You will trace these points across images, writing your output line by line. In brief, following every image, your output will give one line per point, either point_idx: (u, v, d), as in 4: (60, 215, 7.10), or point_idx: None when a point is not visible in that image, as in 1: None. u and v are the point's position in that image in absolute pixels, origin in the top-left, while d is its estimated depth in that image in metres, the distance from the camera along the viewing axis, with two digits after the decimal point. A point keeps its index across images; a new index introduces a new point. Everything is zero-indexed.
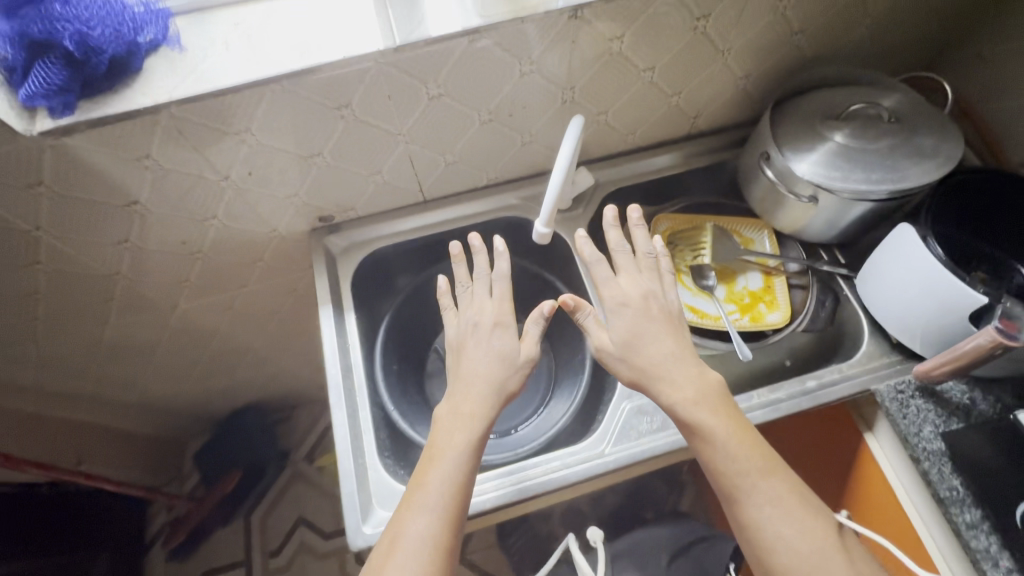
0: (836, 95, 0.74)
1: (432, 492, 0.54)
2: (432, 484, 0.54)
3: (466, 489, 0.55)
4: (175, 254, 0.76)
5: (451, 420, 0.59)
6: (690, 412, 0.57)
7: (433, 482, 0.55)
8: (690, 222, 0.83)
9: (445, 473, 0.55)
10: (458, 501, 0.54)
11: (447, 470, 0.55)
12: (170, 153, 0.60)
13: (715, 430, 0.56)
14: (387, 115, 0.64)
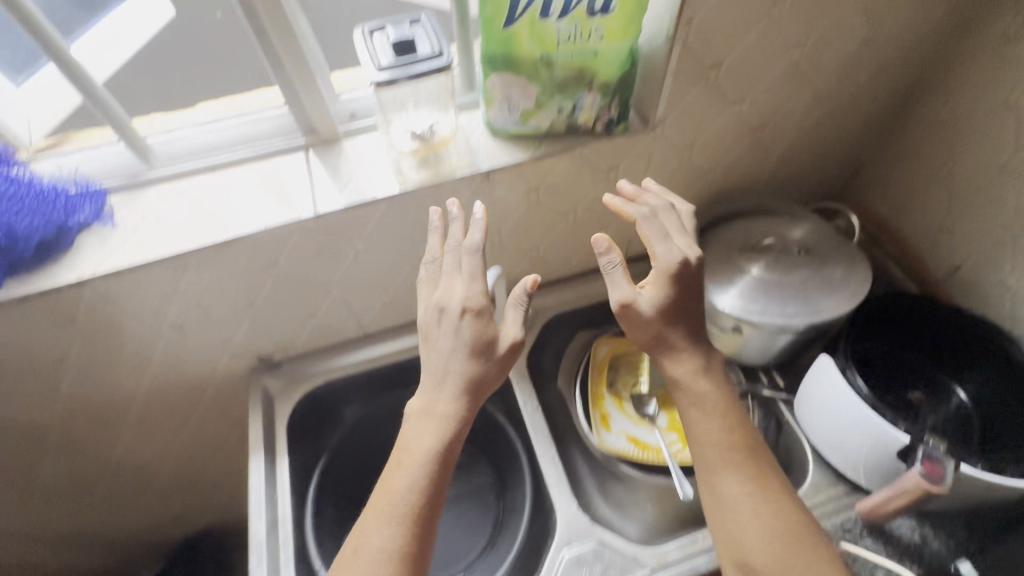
0: (752, 226, 0.78)
1: (377, 532, 0.50)
2: (398, 491, 0.52)
3: (435, 497, 0.53)
4: (111, 400, 0.75)
5: (419, 422, 0.55)
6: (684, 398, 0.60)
7: (380, 523, 0.51)
8: (631, 345, 0.85)
9: (412, 480, 0.52)
10: (414, 535, 0.50)
11: (393, 506, 0.51)
12: (97, 318, 0.61)
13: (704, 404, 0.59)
14: (316, 268, 0.67)
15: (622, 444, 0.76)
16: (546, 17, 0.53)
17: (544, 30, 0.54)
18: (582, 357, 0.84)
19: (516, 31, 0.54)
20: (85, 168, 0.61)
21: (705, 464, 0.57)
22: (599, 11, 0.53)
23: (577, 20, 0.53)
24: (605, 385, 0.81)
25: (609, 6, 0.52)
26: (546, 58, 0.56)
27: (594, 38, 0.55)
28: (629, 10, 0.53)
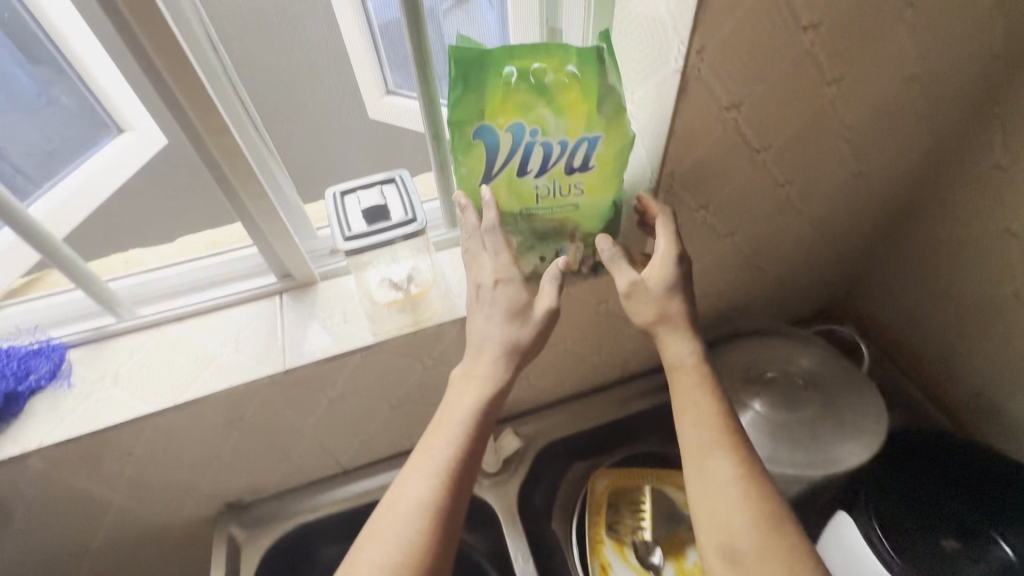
0: (755, 352, 0.73)
1: (379, 534, 0.43)
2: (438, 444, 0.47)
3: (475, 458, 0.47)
4: (58, 559, 0.68)
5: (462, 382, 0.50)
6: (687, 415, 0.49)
7: (384, 527, 0.43)
8: (631, 478, 0.77)
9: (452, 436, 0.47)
10: (433, 535, 0.43)
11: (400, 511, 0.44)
12: (42, 483, 0.56)
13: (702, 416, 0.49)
14: (286, 417, 0.62)
15: None
16: (525, 175, 0.52)
17: (523, 187, 0.53)
18: (579, 493, 0.78)
19: (495, 189, 0.53)
20: (43, 321, 0.59)
21: (704, 506, 0.46)
22: (578, 170, 0.52)
23: (556, 178, 0.52)
24: (605, 527, 0.73)
25: (589, 165, 0.52)
26: (525, 213, 0.54)
27: (575, 195, 0.53)
28: (608, 169, 0.52)
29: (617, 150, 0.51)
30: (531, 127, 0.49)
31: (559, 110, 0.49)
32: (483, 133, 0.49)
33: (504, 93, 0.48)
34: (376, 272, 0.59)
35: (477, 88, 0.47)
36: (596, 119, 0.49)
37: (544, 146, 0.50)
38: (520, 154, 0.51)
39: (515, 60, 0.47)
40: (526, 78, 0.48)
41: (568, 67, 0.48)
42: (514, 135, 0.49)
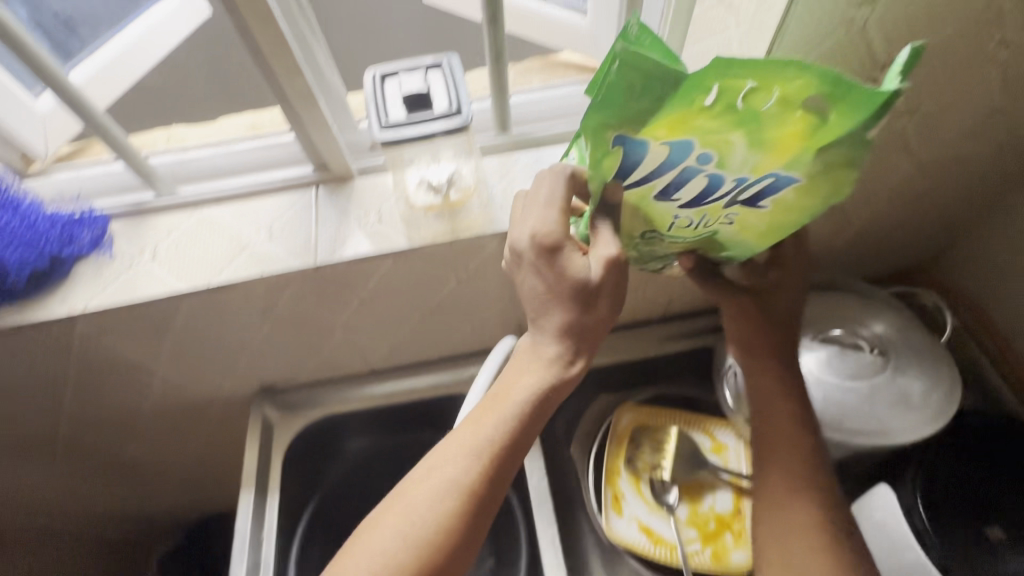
0: (819, 307, 0.66)
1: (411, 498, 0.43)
2: (489, 424, 0.45)
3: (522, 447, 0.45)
4: (116, 415, 0.74)
5: (525, 357, 0.47)
6: (770, 425, 0.56)
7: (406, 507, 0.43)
8: (657, 417, 0.75)
9: (504, 420, 0.45)
10: (460, 518, 0.42)
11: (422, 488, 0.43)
12: (92, 348, 0.59)
13: (792, 435, 0.55)
14: (317, 312, 0.62)
15: (632, 534, 0.68)
16: (668, 201, 0.41)
17: (656, 210, 0.43)
18: (603, 422, 0.76)
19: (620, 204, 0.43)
20: (87, 191, 0.59)
21: (769, 513, 0.53)
22: (740, 211, 0.42)
23: (709, 215, 0.42)
24: (622, 460, 0.72)
25: (761, 206, 0.41)
26: (652, 234, 0.46)
27: (723, 226, 0.44)
28: (783, 217, 0.42)
29: (806, 207, 0.40)
30: (703, 156, 0.37)
31: (757, 142, 0.36)
32: (632, 143, 0.37)
33: (686, 110, 0.34)
34: (416, 172, 0.56)
35: (654, 92, 0.33)
36: (799, 167, 0.37)
37: (711, 179, 0.38)
38: (672, 177, 0.39)
39: (723, 74, 0.32)
40: (733, 98, 0.33)
41: (806, 95, 0.33)
42: (672, 153, 0.37)
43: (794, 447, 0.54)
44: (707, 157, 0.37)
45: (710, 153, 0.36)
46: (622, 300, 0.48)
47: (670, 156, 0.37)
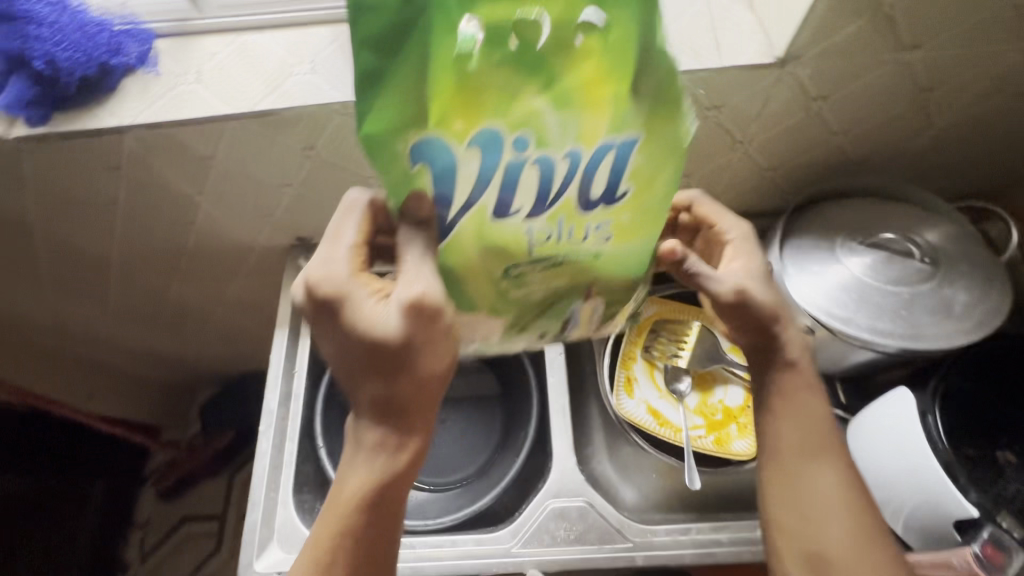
0: (872, 214, 0.64)
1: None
2: (351, 488, 0.46)
3: (380, 503, 0.46)
4: (162, 248, 0.78)
5: (382, 405, 0.45)
6: (789, 422, 0.53)
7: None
8: (681, 312, 0.76)
9: (363, 475, 0.46)
10: None
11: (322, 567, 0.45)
12: (140, 168, 0.61)
13: (806, 423, 0.53)
14: (356, 159, 0.61)
15: (640, 414, 0.70)
16: (517, 212, 0.39)
17: (515, 236, 0.41)
18: None
19: (457, 236, 0.41)
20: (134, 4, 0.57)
21: (792, 510, 0.51)
22: (597, 202, 0.40)
23: (564, 218, 0.40)
24: (640, 346, 0.74)
25: (617, 190, 0.40)
26: (517, 267, 0.42)
27: (593, 238, 0.42)
28: (647, 194, 0.41)
29: (657, 158, 0.39)
30: (516, 137, 0.36)
31: (563, 102, 0.36)
32: (429, 146, 0.36)
33: (455, 80, 0.35)
34: None
35: (421, 68, 0.34)
36: (622, 120, 0.37)
37: (544, 162, 0.37)
38: (501, 184, 0.38)
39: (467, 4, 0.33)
40: (497, 39, 0.34)
41: (579, 15, 0.34)
42: (484, 151, 0.37)
43: (812, 441, 0.52)
44: (519, 139, 0.36)
45: (523, 130, 0.36)
46: (452, 355, 0.45)
47: (484, 149, 0.36)
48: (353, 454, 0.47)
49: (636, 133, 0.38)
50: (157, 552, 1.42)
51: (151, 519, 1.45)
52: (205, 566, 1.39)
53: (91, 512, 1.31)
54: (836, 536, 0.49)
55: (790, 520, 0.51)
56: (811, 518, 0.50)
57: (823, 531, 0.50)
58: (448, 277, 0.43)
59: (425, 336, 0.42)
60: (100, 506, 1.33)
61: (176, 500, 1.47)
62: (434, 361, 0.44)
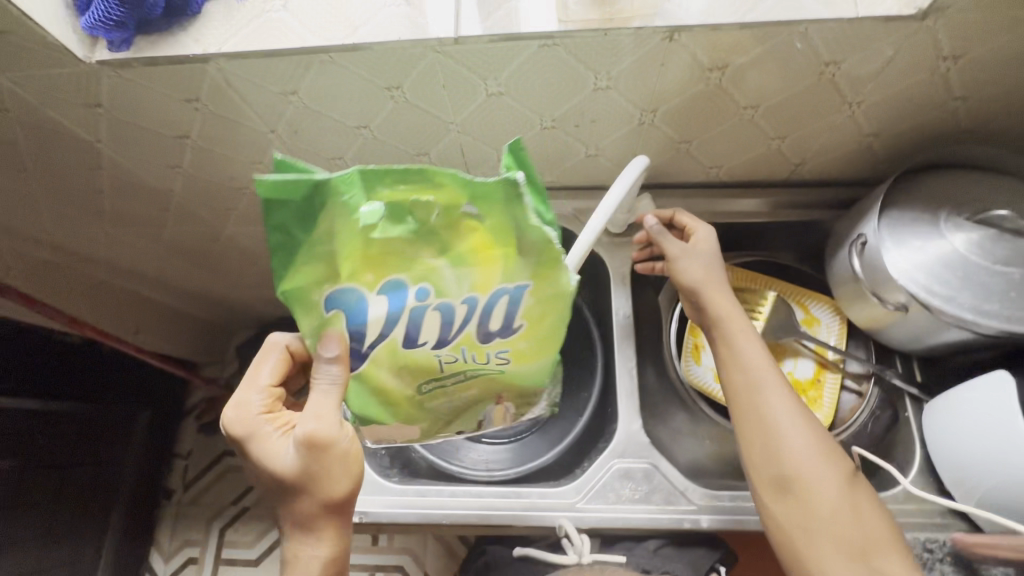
0: (979, 188, 0.60)
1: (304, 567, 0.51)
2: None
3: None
4: (225, 186, 0.76)
5: (298, 513, 0.51)
6: (736, 369, 0.57)
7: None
8: (753, 281, 0.75)
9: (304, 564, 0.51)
10: None
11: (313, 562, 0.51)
12: (218, 99, 0.58)
13: (759, 360, 0.57)
14: (441, 101, 0.59)
15: (707, 380, 0.71)
16: (421, 345, 0.46)
17: (423, 360, 0.47)
18: None
19: (371, 369, 0.47)
20: None
21: (756, 440, 0.55)
22: (494, 334, 0.47)
23: (467, 348, 0.47)
24: None
25: (508, 326, 0.47)
26: (429, 384, 0.49)
27: (492, 362, 0.48)
28: (542, 324, 0.47)
29: (543, 303, 0.46)
30: (417, 288, 0.44)
31: (457, 261, 0.44)
32: (343, 297, 0.44)
33: (362, 246, 0.42)
34: None
35: (330, 235, 0.41)
36: (513, 274, 0.44)
37: (440, 310, 0.45)
38: (406, 331, 0.45)
39: (364, 182, 0.40)
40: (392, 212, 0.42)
41: (434, 197, 0.41)
42: (390, 302, 0.44)
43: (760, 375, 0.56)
44: (421, 290, 0.44)
45: (423, 283, 0.44)
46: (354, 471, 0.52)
47: (388, 300, 0.44)
48: (305, 524, 0.51)
49: (526, 281, 0.45)
50: (198, 483, 1.48)
51: (192, 452, 1.50)
52: (244, 497, 1.46)
53: (139, 441, 1.36)
54: (795, 454, 0.53)
55: (758, 454, 0.55)
56: (774, 447, 0.54)
57: (782, 453, 0.53)
58: (364, 397, 0.48)
59: (325, 466, 0.50)
60: (146, 435, 1.38)
61: (217, 434, 1.52)
62: (337, 480, 0.51)
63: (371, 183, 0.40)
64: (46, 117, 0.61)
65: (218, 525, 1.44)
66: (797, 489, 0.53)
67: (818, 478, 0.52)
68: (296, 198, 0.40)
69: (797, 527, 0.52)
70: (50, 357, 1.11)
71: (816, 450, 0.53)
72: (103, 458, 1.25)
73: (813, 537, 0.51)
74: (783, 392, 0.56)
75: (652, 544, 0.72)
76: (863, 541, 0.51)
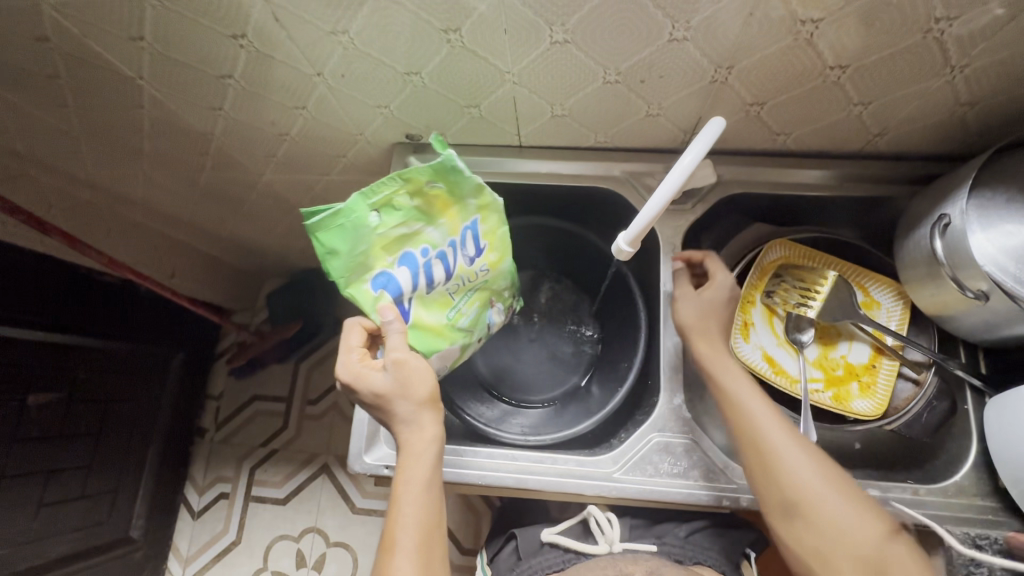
0: None
1: (417, 449, 0.57)
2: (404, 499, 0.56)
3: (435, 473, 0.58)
4: (264, 131, 0.74)
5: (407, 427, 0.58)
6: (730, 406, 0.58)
7: (414, 464, 0.57)
8: (810, 260, 0.70)
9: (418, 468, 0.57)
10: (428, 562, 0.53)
11: (422, 442, 0.57)
12: (265, 37, 0.55)
13: (736, 377, 0.59)
14: (500, 48, 0.54)
15: (755, 360, 0.68)
16: (435, 284, 0.62)
17: (444, 294, 0.64)
18: (747, 253, 0.72)
19: (414, 316, 0.62)
20: None
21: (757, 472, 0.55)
22: (474, 256, 0.64)
23: (462, 275, 0.64)
24: (761, 290, 0.70)
25: (484, 245, 0.65)
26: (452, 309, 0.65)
27: (483, 274, 0.66)
28: (497, 241, 0.66)
29: (499, 224, 0.65)
30: (420, 249, 0.60)
31: (433, 219, 0.60)
32: (380, 278, 0.59)
33: (376, 237, 0.57)
34: None
35: (354, 240, 0.56)
36: (468, 210, 0.61)
37: (442, 255, 0.62)
38: (424, 282, 0.61)
39: (363, 198, 0.56)
40: (384, 207, 0.57)
41: (411, 181, 0.57)
42: (408, 265, 0.60)
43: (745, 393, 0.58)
44: (423, 249, 0.60)
45: (422, 244, 0.60)
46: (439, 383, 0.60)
47: (405, 266, 0.60)
48: (410, 415, 0.58)
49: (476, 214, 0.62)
50: (229, 424, 1.53)
51: (224, 394, 1.56)
52: (273, 440, 1.51)
53: (174, 380, 1.40)
54: (800, 477, 0.52)
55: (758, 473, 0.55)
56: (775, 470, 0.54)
57: (779, 480, 0.53)
58: (422, 339, 0.62)
59: (419, 378, 0.57)
60: (181, 375, 1.43)
61: (247, 378, 1.57)
62: (421, 386, 0.58)
63: (365, 198, 0.56)
64: (88, 48, 0.59)
65: (248, 465, 1.50)
66: (801, 513, 0.52)
67: (820, 491, 0.52)
68: (330, 242, 0.55)
69: (809, 552, 0.51)
70: (91, 294, 1.14)
71: (818, 470, 0.53)
72: (142, 395, 1.30)
73: (820, 549, 0.51)
74: (779, 423, 0.56)
75: (683, 531, 0.77)
76: (871, 554, 0.50)
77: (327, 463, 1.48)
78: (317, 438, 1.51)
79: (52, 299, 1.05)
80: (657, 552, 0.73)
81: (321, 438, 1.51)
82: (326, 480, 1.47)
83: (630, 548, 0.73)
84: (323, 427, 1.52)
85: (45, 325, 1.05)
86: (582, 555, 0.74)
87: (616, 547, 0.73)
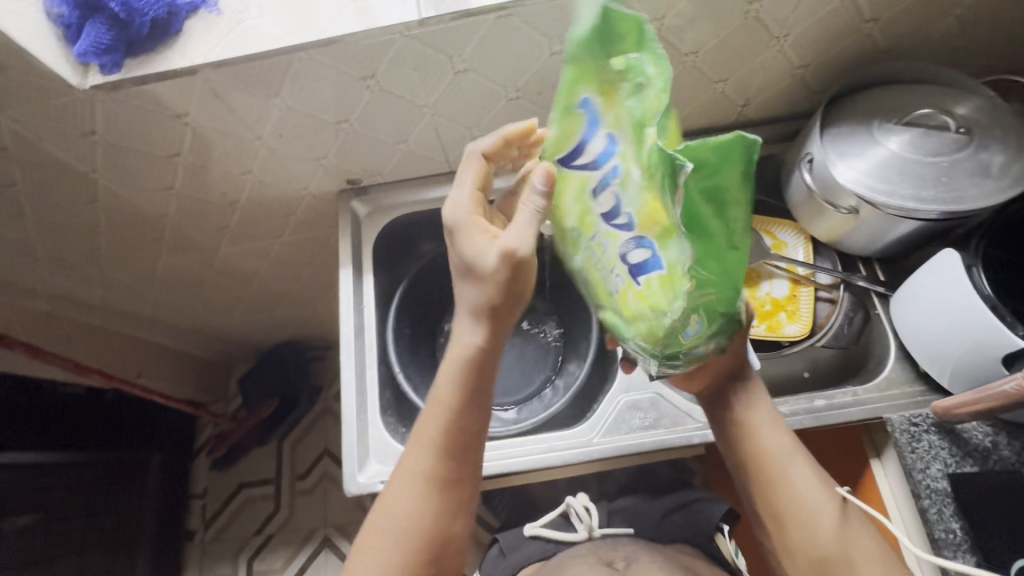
0: (901, 97, 0.67)
1: (411, 466, 0.57)
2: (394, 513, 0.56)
3: (425, 509, 0.56)
4: (215, 203, 0.80)
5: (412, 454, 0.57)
6: (763, 447, 0.58)
7: (405, 485, 0.57)
8: None
9: (406, 496, 0.56)
10: None
11: (415, 465, 0.57)
12: (205, 112, 0.63)
13: (767, 426, 0.59)
14: (413, 86, 0.64)
15: None
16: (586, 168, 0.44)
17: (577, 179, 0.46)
18: None
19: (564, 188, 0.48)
20: None
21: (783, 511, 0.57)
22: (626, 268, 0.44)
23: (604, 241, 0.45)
24: None
25: (636, 278, 0.44)
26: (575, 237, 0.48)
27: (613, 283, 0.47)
28: (646, 305, 0.44)
29: (665, 297, 0.42)
30: (615, 163, 0.42)
31: (642, 184, 0.39)
32: (590, 111, 0.42)
33: (614, 88, 0.40)
34: None
35: (603, 53, 0.39)
36: (665, 244, 0.40)
37: (615, 197, 0.42)
38: (601, 184, 0.43)
39: (651, 47, 0.38)
40: (636, 84, 0.38)
41: (653, 126, 0.37)
42: (602, 152, 0.42)
43: (783, 448, 0.58)
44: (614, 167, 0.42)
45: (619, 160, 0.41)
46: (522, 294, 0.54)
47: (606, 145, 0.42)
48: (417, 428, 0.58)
49: (665, 262, 0.41)
50: (218, 520, 1.48)
51: (207, 490, 1.51)
52: (268, 525, 1.46)
53: (154, 484, 1.36)
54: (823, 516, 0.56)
55: (793, 528, 0.56)
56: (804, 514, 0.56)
57: (817, 532, 0.55)
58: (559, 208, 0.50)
59: (513, 279, 0.52)
60: (161, 478, 1.38)
61: (230, 468, 1.53)
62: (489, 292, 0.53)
63: (648, 44, 0.38)
64: (43, 152, 0.65)
65: (245, 557, 1.43)
66: (824, 558, 0.55)
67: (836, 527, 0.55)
68: (585, 53, 0.39)
69: None
70: (58, 406, 1.12)
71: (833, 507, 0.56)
72: (122, 504, 1.26)
73: None
74: (802, 462, 0.58)
75: (659, 514, 0.80)
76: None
77: (328, 535, 1.44)
78: (313, 512, 1.47)
79: (24, 415, 1.04)
80: (634, 533, 0.79)
81: (317, 512, 1.47)
82: (329, 553, 1.42)
83: (609, 533, 0.78)
84: (316, 500, 1.48)
85: (20, 444, 1.02)
86: (563, 543, 0.79)
87: (595, 533, 0.78)
